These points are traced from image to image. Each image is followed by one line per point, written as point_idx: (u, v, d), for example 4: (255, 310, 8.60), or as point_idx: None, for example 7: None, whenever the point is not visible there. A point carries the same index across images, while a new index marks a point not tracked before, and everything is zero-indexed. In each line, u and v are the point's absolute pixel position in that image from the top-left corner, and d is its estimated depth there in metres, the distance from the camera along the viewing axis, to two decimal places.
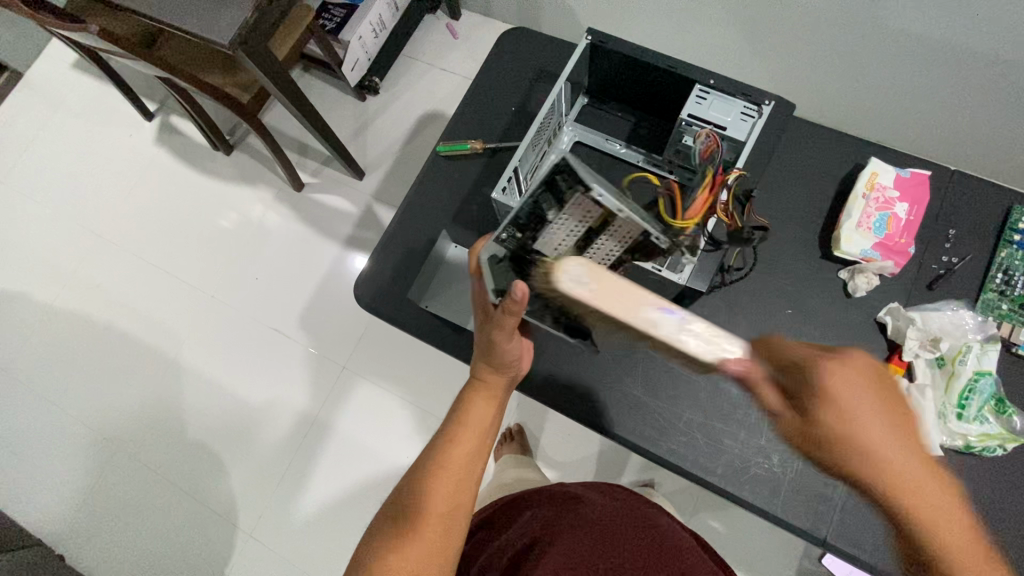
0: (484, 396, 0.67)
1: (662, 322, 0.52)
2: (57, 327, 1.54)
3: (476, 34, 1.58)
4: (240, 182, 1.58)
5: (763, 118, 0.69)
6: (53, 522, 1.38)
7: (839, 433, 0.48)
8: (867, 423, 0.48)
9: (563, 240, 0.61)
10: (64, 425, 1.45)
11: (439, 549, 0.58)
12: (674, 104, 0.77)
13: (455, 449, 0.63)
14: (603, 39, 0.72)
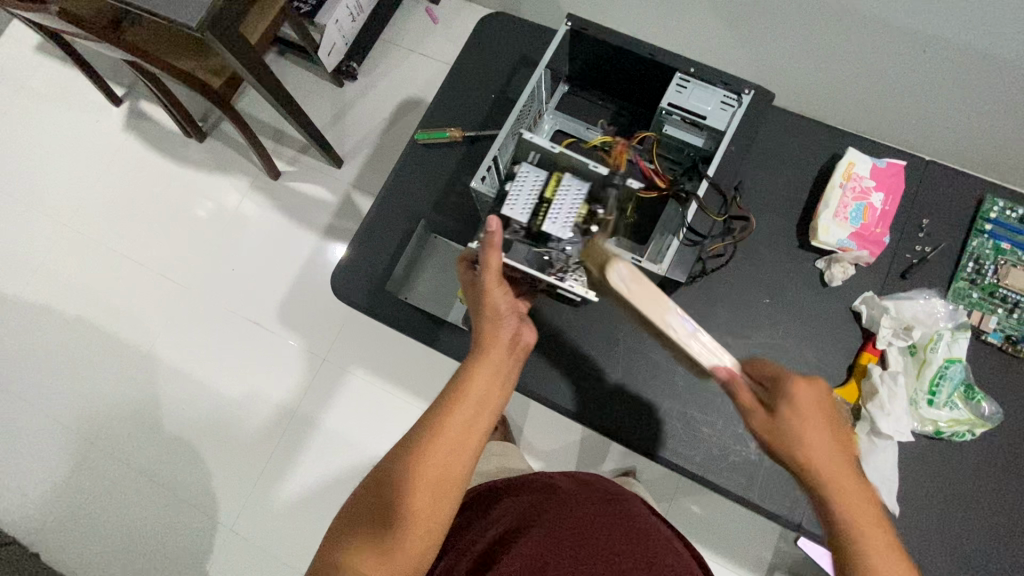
0: (486, 363, 0.65)
1: (675, 324, 0.57)
2: (26, 320, 1.49)
3: (455, 19, 1.55)
4: (214, 170, 1.53)
5: (742, 107, 0.68)
6: (26, 519, 1.35)
7: (801, 444, 0.57)
8: (819, 438, 0.57)
9: (526, 204, 0.68)
10: (35, 419, 1.42)
11: (425, 522, 0.59)
12: (655, 93, 0.76)
13: (448, 422, 0.62)
14: (583, 26, 0.71)
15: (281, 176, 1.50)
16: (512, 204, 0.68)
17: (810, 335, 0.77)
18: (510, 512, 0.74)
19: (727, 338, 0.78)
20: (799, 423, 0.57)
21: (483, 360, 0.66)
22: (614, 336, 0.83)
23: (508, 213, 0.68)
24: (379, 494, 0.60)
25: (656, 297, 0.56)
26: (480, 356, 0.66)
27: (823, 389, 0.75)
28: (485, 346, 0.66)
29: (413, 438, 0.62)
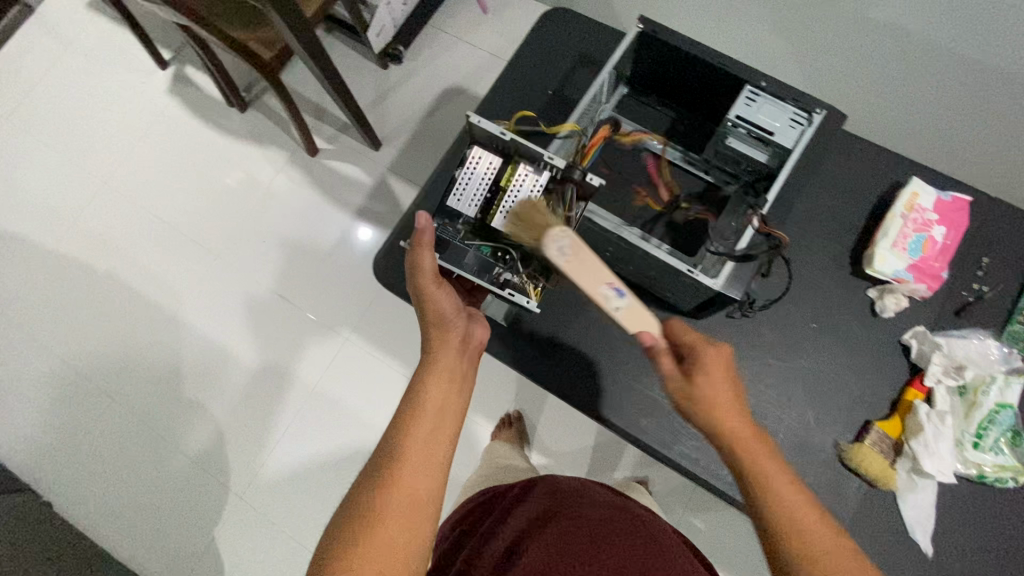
0: (439, 361, 0.69)
1: (610, 297, 0.56)
2: (55, 273, 1.51)
3: (506, 11, 1.55)
4: (252, 141, 1.54)
5: (813, 127, 0.66)
6: (42, 467, 1.38)
7: (699, 402, 0.61)
8: (723, 398, 0.62)
9: (474, 197, 0.76)
10: (58, 371, 1.44)
11: (420, 496, 0.58)
12: (719, 103, 0.74)
13: (414, 432, 0.62)
14: (654, 28, 0.68)
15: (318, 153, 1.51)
16: (462, 196, 0.77)
17: (853, 364, 0.76)
18: (511, 528, 0.74)
19: (769, 359, 0.77)
20: (708, 386, 0.62)
21: (439, 371, 0.68)
22: None
23: (458, 205, 0.77)
24: (355, 505, 0.57)
25: (595, 266, 0.55)
26: (435, 368, 0.68)
27: (863, 420, 0.74)
28: (434, 358, 0.69)
29: (385, 453, 0.61)
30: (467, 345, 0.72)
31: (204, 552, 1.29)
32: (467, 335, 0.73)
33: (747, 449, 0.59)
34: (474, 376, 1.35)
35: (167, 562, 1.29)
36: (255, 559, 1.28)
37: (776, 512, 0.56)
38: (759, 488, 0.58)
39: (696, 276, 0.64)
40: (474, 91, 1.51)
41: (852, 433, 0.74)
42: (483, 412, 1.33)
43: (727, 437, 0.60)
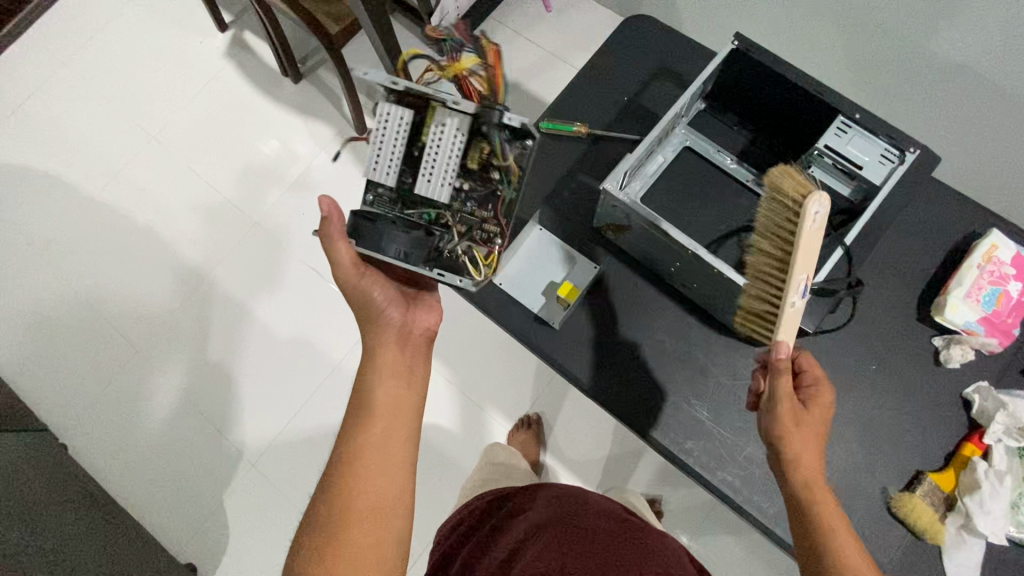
0: (388, 369, 0.71)
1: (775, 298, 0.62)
2: (97, 221, 1.52)
3: (570, 11, 1.54)
4: (303, 113, 1.55)
5: (905, 166, 0.63)
6: (61, 410, 1.39)
7: (797, 434, 0.63)
8: (814, 436, 0.64)
9: (393, 160, 0.71)
10: (86, 317, 1.45)
11: (377, 507, 0.64)
12: (805, 128, 0.70)
13: (366, 443, 0.66)
14: (748, 46, 0.66)
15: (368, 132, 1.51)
16: (378, 160, 0.71)
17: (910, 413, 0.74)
18: (514, 532, 0.75)
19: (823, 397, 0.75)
20: (809, 423, 0.64)
21: (385, 374, 0.71)
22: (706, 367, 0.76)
23: (375, 170, 0.72)
24: (319, 521, 0.63)
25: (810, 253, 0.59)
26: (380, 373, 0.71)
27: (916, 469, 0.72)
28: (377, 361, 0.72)
29: (338, 468, 0.65)
30: (407, 340, 0.74)
31: (214, 516, 1.30)
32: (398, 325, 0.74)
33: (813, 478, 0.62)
34: (498, 373, 1.35)
35: (177, 522, 1.30)
36: (264, 529, 1.28)
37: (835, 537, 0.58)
38: (819, 515, 0.60)
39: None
40: (529, 87, 1.50)
41: (903, 480, 0.72)
42: (503, 410, 1.33)
43: (806, 470, 0.62)
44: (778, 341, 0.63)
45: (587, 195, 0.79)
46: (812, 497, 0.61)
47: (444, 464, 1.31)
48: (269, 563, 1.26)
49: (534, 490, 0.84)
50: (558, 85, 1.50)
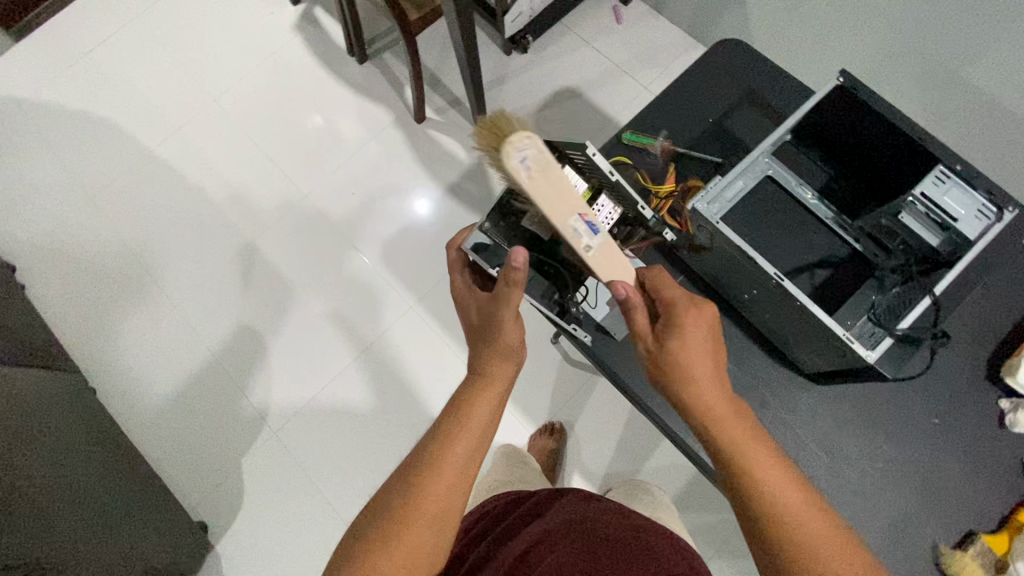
0: (486, 390, 0.68)
1: (582, 233, 0.57)
2: (150, 172, 1.55)
3: (640, 26, 1.55)
4: (364, 94, 1.56)
5: (1001, 225, 0.59)
6: (95, 355, 1.41)
7: (680, 370, 0.61)
8: (704, 370, 0.61)
9: (550, 219, 0.76)
10: (130, 267, 1.48)
11: (441, 521, 0.62)
12: (893, 174, 0.68)
13: (453, 453, 0.64)
14: (854, 86, 0.64)
15: (425, 120, 1.52)
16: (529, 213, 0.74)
17: (967, 472, 0.73)
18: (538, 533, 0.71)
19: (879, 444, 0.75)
20: (681, 352, 0.61)
21: (486, 391, 0.68)
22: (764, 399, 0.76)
23: (530, 223, 0.76)
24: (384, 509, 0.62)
25: (565, 188, 0.53)
26: (483, 389, 0.69)
27: (969, 528, 0.72)
28: (484, 378, 0.70)
29: (418, 467, 0.64)
30: (517, 369, 0.72)
31: (230, 475, 1.32)
32: (515, 352, 0.71)
33: (717, 418, 0.60)
34: (526, 374, 1.35)
35: (193, 476, 1.32)
36: (276, 496, 1.30)
37: (764, 487, 0.57)
38: (751, 476, 0.58)
39: (852, 346, 0.58)
40: (591, 95, 1.51)
41: (956, 537, 0.72)
42: (529, 413, 1.33)
43: (714, 414, 0.60)
44: (611, 282, 0.63)
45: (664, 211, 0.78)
46: (725, 444, 0.59)
47: None
48: (277, 529, 1.28)
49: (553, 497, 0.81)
50: (619, 97, 1.50)
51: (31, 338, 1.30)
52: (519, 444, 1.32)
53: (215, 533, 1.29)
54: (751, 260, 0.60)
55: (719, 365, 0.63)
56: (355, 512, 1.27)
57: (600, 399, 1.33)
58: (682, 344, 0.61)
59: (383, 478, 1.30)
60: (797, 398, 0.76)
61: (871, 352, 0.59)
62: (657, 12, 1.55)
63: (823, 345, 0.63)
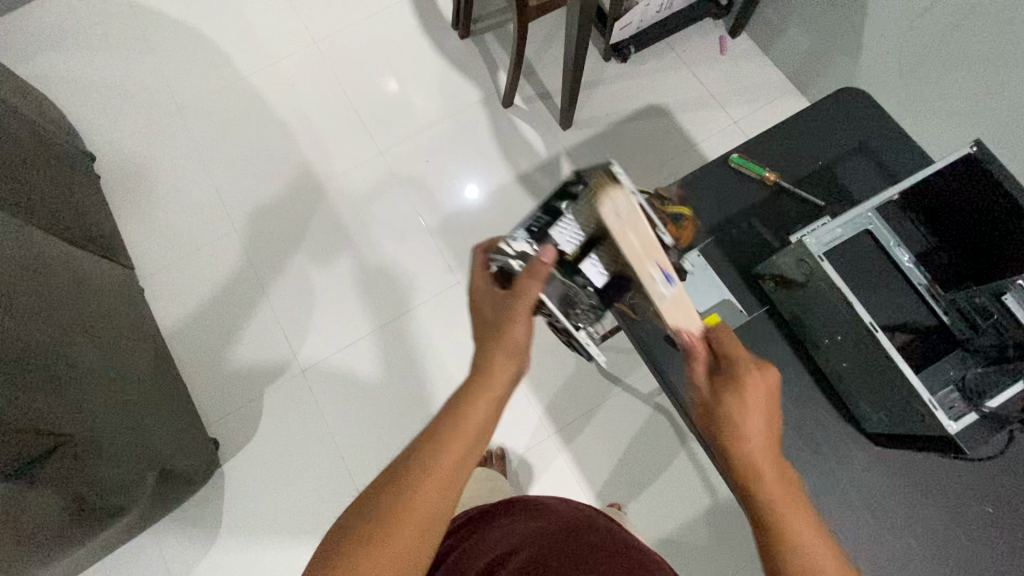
0: (485, 388, 0.63)
1: (659, 281, 0.60)
2: (238, 99, 1.59)
3: (742, 61, 1.55)
4: (458, 69, 1.59)
5: None
6: (149, 257, 1.46)
7: (727, 430, 0.60)
8: (758, 437, 0.59)
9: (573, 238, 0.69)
10: (199, 182, 1.52)
11: (422, 530, 0.57)
12: (997, 253, 0.67)
13: (444, 450, 0.59)
14: (987, 159, 0.63)
15: (512, 106, 1.54)
16: (564, 228, 0.69)
17: None
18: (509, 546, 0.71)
19: None
20: (738, 418, 0.59)
21: (488, 385, 0.63)
22: (819, 443, 0.71)
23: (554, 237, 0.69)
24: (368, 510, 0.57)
25: (650, 240, 0.59)
26: (485, 382, 0.63)
27: None
28: (487, 372, 0.64)
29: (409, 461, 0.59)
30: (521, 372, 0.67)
31: (251, 402, 1.35)
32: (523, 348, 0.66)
33: (758, 476, 0.58)
34: (553, 373, 1.36)
35: (214, 395, 1.35)
36: (289, 432, 1.33)
37: (791, 538, 0.56)
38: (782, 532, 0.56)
39: (934, 412, 0.58)
40: (679, 117, 1.51)
41: None
42: (550, 411, 1.33)
43: (766, 484, 0.58)
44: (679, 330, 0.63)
45: (756, 240, 0.77)
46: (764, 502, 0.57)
47: None
48: (282, 463, 1.31)
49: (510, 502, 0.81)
50: (707, 125, 1.50)
51: (96, 229, 1.34)
52: (534, 439, 1.31)
53: (222, 455, 1.31)
54: (847, 304, 0.62)
55: (770, 422, 0.61)
56: (365, 464, 1.30)
57: (621, 415, 1.32)
58: (740, 405, 0.60)
59: (395, 440, 1.32)
60: (854, 452, 0.71)
61: (955, 425, 0.58)
62: (762, 52, 1.55)
63: (901, 406, 0.62)
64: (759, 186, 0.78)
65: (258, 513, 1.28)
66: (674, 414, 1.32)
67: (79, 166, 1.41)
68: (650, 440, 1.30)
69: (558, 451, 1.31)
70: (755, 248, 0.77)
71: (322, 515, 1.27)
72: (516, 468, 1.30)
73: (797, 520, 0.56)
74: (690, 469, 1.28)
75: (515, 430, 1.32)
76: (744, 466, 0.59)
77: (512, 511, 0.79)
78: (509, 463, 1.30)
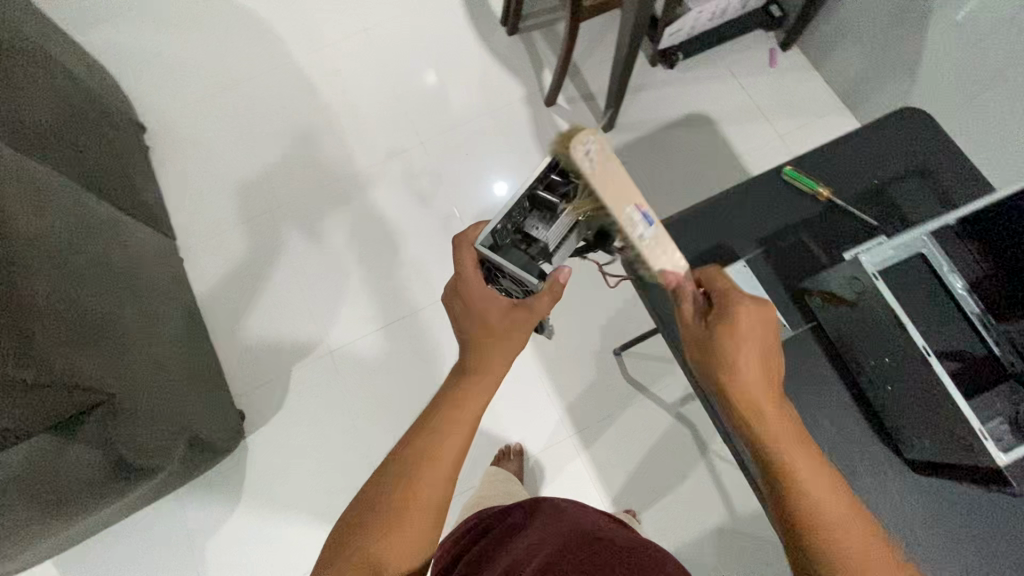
0: (476, 376, 0.67)
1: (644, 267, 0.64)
2: (285, 81, 1.62)
3: (791, 75, 1.53)
4: (503, 65, 1.60)
5: None
6: (189, 229, 1.49)
7: (725, 374, 0.60)
8: (752, 369, 0.59)
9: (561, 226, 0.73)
10: (242, 160, 1.55)
11: (430, 513, 0.61)
12: None
13: (436, 437, 0.64)
14: None
15: (554, 105, 1.55)
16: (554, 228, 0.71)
17: None
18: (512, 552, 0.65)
19: None
20: (732, 354, 0.59)
21: (484, 376, 0.68)
22: (854, 467, 0.69)
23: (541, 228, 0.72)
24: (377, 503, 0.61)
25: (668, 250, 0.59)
26: (481, 374, 0.67)
27: None
28: (480, 368, 0.68)
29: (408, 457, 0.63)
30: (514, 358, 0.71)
31: (278, 378, 1.38)
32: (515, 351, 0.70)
33: (757, 410, 0.59)
34: (576, 374, 1.36)
35: (242, 369, 1.38)
36: (312, 411, 1.35)
37: (794, 472, 0.58)
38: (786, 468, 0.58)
39: (984, 441, 0.61)
40: (722, 127, 1.50)
41: None
42: (570, 412, 1.33)
43: (766, 420, 0.59)
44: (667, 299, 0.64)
45: (805, 255, 0.77)
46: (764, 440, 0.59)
47: (491, 433, 1.32)
48: (305, 440, 1.33)
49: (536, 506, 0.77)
50: (751, 136, 1.48)
51: (144, 198, 1.38)
52: (553, 438, 1.32)
53: (247, 428, 1.34)
54: (902, 328, 0.65)
55: (766, 356, 0.60)
56: (384, 448, 1.32)
57: (641, 422, 1.32)
58: (733, 339, 0.59)
59: None
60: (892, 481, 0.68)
61: (1005, 454, 0.60)
62: (812, 66, 1.53)
63: (947, 433, 0.64)
64: (812, 200, 0.78)
65: (278, 487, 1.30)
66: (695, 425, 1.31)
67: (131, 136, 1.45)
68: (669, 448, 1.30)
69: (576, 451, 1.31)
70: (802, 262, 0.76)
71: (339, 494, 1.29)
72: (533, 465, 1.30)
73: (798, 455, 0.59)
74: (708, 481, 1.27)
75: (535, 428, 1.32)
76: (739, 396, 0.60)
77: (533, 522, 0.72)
78: (526, 461, 1.30)
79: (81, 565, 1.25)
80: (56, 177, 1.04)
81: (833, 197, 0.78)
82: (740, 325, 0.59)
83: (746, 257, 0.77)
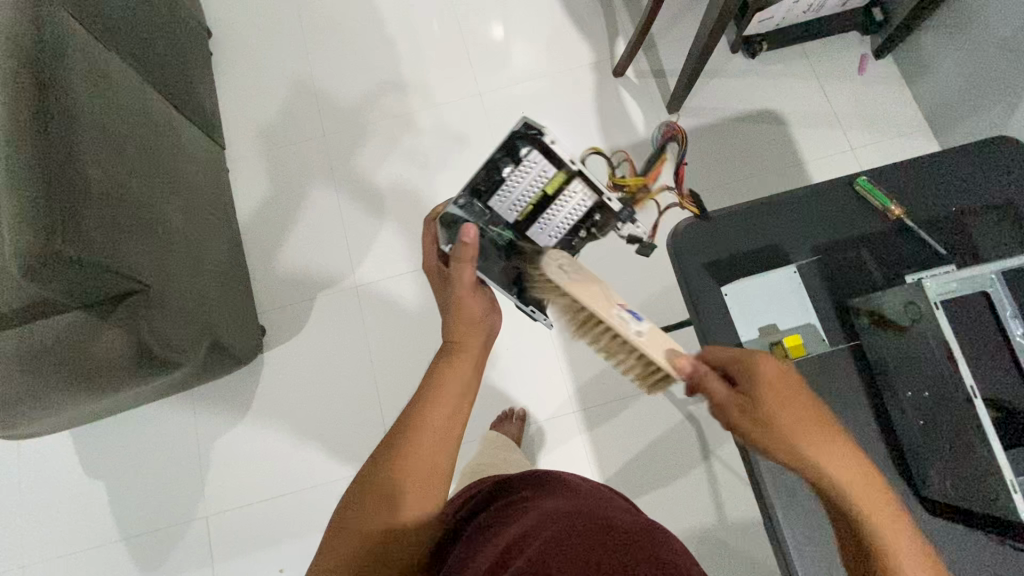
0: (460, 355, 0.68)
1: (626, 319, 0.62)
2: (354, 8, 1.59)
3: (878, 86, 1.44)
4: (577, 26, 1.54)
5: None
6: (238, 141, 1.50)
7: (790, 442, 0.58)
8: (798, 428, 0.58)
9: (518, 203, 0.69)
10: (300, 80, 1.55)
11: (419, 486, 0.61)
12: None
13: (422, 415, 0.63)
14: None
15: (622, 77, 1.49)
16: (506, 196, 0.68)
17: None
18: (515, 527, 0.60)
19: None
20: (775, 412, 0.58)
21: (463, 355, 0.69)
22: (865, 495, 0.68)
23: (496, 207, 0.70)
24: (365, 485, 0.61)
25: (597, 286, 0.64)
26: (459, 352, 0.69)
27: None
28: (461, 345, 0.69)
29: (390, 439, 0.63)
30: (489, 335, 0.73)
31: (302, 302, 1.40)
32: (482, 320, 0.72)
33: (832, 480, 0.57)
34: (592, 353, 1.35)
35: (269, 287, 1.41)
36: (330, 340, 1.38)
37: (885, 540, 0.56)
38: (887, 552, 0.55)
39: None
40: (793, 129, 1.42)
41: None
42: (578, 389, 1.33)
43: (842, 487, 0.57)
44: (671, 359, 0.61)
45: (860, 271, 0.76)
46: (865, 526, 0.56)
47: (498, 393, 1.33)
48: (318, 367, 1.36)
49: (546, 480, 0.70)
50: (821, 143, 1.41)
51: (201, 102, 1.39)
52: (559, 411, 1.32)
53: (265, 342, 1.38)
54: None
55: (817, 428, 0.58)
56: (392, 388, 1.35)
57: (648, 412, 1.31)
58: (770, 402, 0.58)
59: (425, 374, 1.35)
60: (898, 516, 0.67)
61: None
62: (903, 80, 1.44)
63: (973, 479, 0.63)
64: (882, 214, 0.76)
65: (287, 406, 1.34)
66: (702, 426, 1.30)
67: (197, 38, 1.45)
68: (672, 444, 1.29)
69: (578, 428, 1.31)
70: (854, 278, 0.75)
71: (342, 423, 1.33)
72: (533, 433, 1.31)
73: (888, 518, 0.56)
74: (703, 483, 1.26)
75: (542, 398, 1.33)
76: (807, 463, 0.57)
77: (547, 491, 0.67)
78: (528, 427, 1.31)
79: (95, 439, 1.32)
80: (121, 64, 1.05)
81: (904, 216, 0.75)
82: (769, 385, 0.59)
83: (797, 263, 0.77)
